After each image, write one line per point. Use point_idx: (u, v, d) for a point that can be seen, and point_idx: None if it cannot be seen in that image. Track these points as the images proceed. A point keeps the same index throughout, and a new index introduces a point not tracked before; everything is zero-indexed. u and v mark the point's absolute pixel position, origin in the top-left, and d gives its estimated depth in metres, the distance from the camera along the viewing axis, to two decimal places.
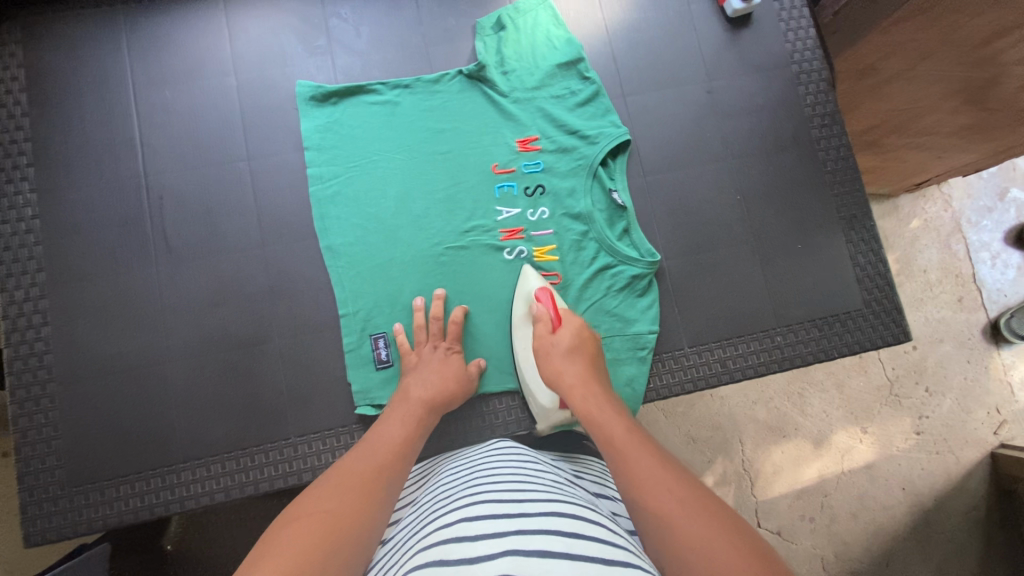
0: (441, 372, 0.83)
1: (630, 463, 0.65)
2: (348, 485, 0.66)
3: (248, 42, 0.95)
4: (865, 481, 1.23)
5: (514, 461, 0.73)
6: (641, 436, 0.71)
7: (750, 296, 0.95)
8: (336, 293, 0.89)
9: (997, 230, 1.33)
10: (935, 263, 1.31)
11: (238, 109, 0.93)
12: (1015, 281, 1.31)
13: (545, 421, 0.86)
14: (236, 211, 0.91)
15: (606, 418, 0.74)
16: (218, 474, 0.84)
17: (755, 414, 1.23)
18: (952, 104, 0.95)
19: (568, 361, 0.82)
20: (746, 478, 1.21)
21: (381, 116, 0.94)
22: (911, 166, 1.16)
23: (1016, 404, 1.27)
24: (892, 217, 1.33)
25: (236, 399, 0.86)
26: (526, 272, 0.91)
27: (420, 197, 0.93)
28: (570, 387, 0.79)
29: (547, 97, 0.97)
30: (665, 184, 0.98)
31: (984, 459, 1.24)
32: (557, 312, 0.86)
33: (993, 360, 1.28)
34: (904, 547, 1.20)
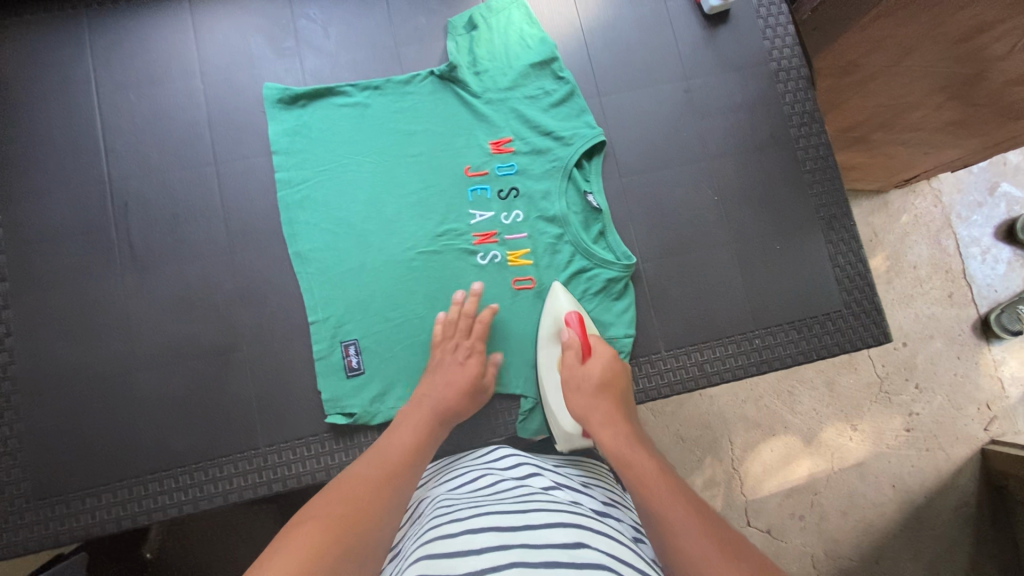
0: (460, 379, 0.81)
1: (663, 507, 0.64)
2: (356, 495, 0.64)
3: (214, 44, 0.93)
4: (855, 479, 1.22)
5: (516, 470, 0.72)
6: (676, 481, 0.69)
7: (730, 298, 0.94)
8: (306, 299, 0.88)
9: (987, 225, 1.31)
10: (925, 259, 1.30)
11: (205, 112, 0.92)
12: (1005, 276, 1.30)
13: (565, 443, 0.83)
14: (203, 217, 0.89)
15: (639, 459, 0.72)
16: (186, 485, 0.83)
17: (743, 413, 1.22)
18: (937, 100, 0.92)
19: (596, 398, 0.79)
20: (735, 477, 1.20)
21: (351, 118, 0.93)
22: (896, 165, 1.14)
23: (1007, 400, 1.26)
24: (881, 213, 1.31)
25: (204, 408, 0.85)
26: (556, 294, 0.88)
27: (391, 200, 0.91)
28: (599, 426, 0.77)
29: (521, 97, 0.96)
30: (641, 185, 0.96)
31: (974, 456, 1.23)
32: (587, 340, 0.83)
33: (983, 356, 1.27)
34: (894, 544, 1.19)
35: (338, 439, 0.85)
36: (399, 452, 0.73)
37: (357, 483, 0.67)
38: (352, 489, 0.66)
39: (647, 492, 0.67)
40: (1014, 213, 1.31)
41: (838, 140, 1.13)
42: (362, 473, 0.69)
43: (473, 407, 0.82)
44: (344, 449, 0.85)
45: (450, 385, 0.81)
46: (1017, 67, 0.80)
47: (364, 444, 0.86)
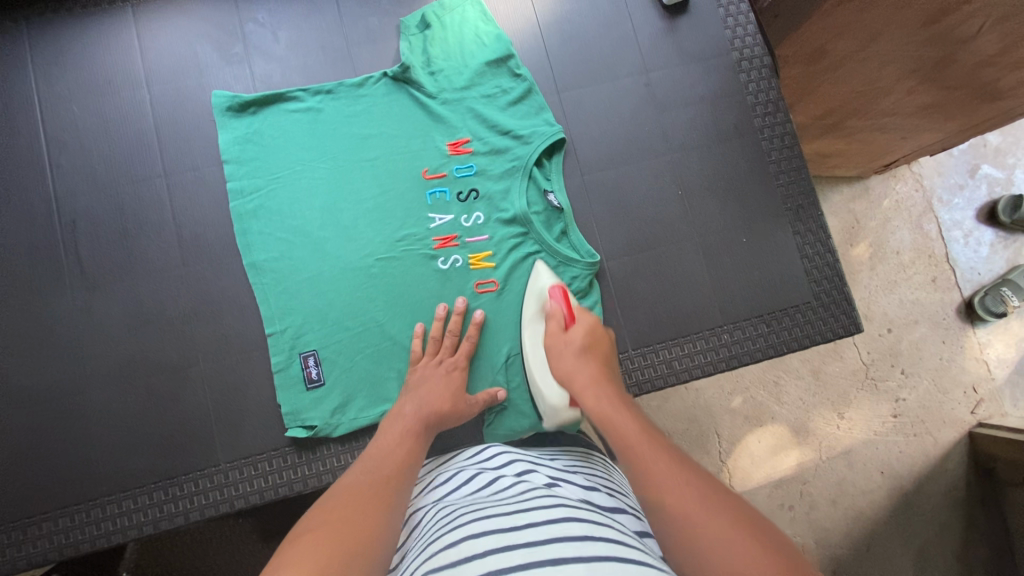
0: (444, 390, 0.79)
1: (651, 471, 0.58)
2: (338, 521, 0.56)
3: (160, 52, 0.91)
4: (844, 467, 1.21)
5: (513, 466, 0.66)
6: (662, 441, 0.64)
7: (698, 293, 0.93)
8: (263, 311, 0.86)
9: (968, 208, 1.30)
10: (907, 245, 1.28)
11: (153, 123, 0.90)
12: (988, 259, 1.28)
13: (552, 419, 0.80)
14: (155, 230, 0.87)
15: (621, 419, 0.68)
16: (146, 506, 0.81)
17: (728, 405, 1.21)
18: (908, 84, 0.90)
19: (580, 361, 0.77)
20: (724, 471, 1.19)
21: (304, 124, 0.91)
22: (871, 150, 1.12)
23: (993, 383, 1.25)
24: (862, 199, 1.30)
25: (162, 426, 0.83)
26: (538, 268, 0.87)
27: (348, 206, 0.89)
28: (582, 388, 0.74)
29: (477, 97, 0.93)
30: (604, 182, 0.94)
31: (962, 439, 1.22)
32: (570, 311, 0.82)
33: (968, 339, 1.26)
34: (885, 531, 1.18)
35: (300, 453, 0.84)
36: (379, 465, 0.67)
37: (339, 506, 0.59)
38: (332, 515, 0.57)
39: (629, 450, 0.63)
40: (996, 194, 1.30)
41: (813, 128, 1.09)
42: (347, 492, 0.62)
43: (461, 419, 0.79)
44: (306, 463, 0.83)
45: (435, 392, 0.78)
46: (990, 46, 0.77)
47: (328, 456, 0.84)
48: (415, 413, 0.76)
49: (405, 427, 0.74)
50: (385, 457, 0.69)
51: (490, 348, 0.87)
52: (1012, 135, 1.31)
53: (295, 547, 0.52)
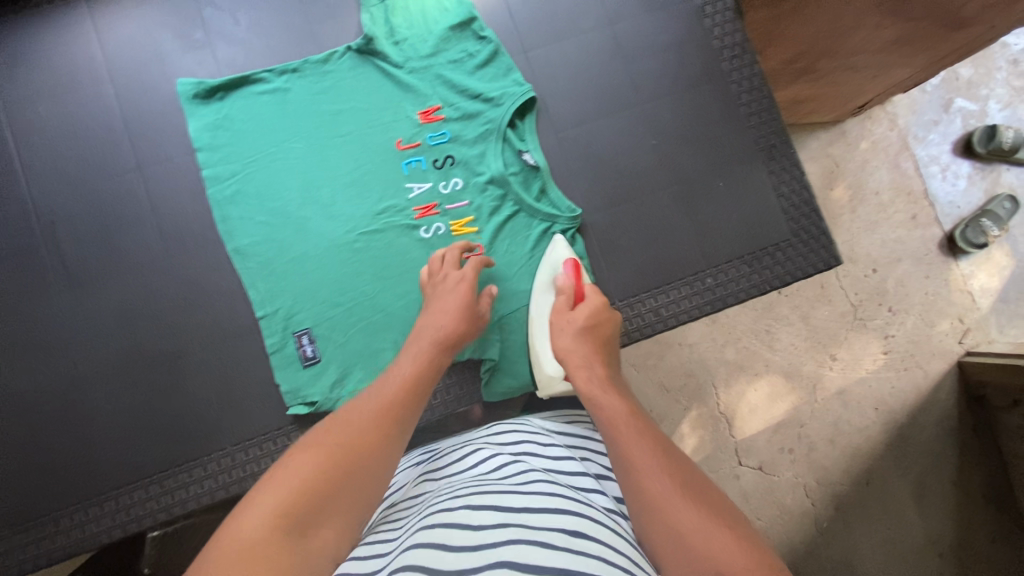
0: (455, 307, 0.79)
1: (641, 466, 0.59)
2: (337, 438, 0.59)
3: (121, 46, 0.90)
4: (838, 406, 1.24)
5: (515, 443, 0.68)
6: (645, 423, 0.68)
7: (679, 240, 0.94)
8: (252, 295, 0.86)
9: (945, 142, 1.32)
10: (886, 184, 1.30)
11: (120, 119, 0.89)
12: (966, 191, 1.31)
13: (546, 390, 0.84)
14: (135, 226, 0.87)
15: (609, 402, 0.70)
16: (157, 494, 0.82)
17: (723, 356, 1.24)
18: (874, 18, 0.87)
19: (578, 341, 0.79)
20: (723, 421, 1.22)
21: (273, 105, 0.90)
22: (846, 95, 1.12)
23: (979, 312, 1.27)
24: (839, 143, 1.31)
25: (163, 418, 0.84)
26: (556, 240, 0.90)
27: (325, 184, 0.90)
28: (576, 367, 0.76)
29: (444, 63, 0.93)
30: (577, 140, 0.95)
31: (951, 369, 1.25)
32: (579, 289, 0.85)
33: (952, 272, 1.28)
34: (882, 464, 1.22)
35: (303, 430, 0.85)
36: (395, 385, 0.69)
37: (341, 424, 0.61)
38: (331, 435, 0.59)
39: (616, 432, 0.65)
40: (970, 127, 1.32)
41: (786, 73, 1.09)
42: (347, 416, 0.62)
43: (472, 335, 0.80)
44: None
45: (446, 311, 0.79)
46: None
47: None
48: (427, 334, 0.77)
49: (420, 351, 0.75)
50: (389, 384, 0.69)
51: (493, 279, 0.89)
52: (983, 67, 1.32)
53: (287, 466, 0.55)
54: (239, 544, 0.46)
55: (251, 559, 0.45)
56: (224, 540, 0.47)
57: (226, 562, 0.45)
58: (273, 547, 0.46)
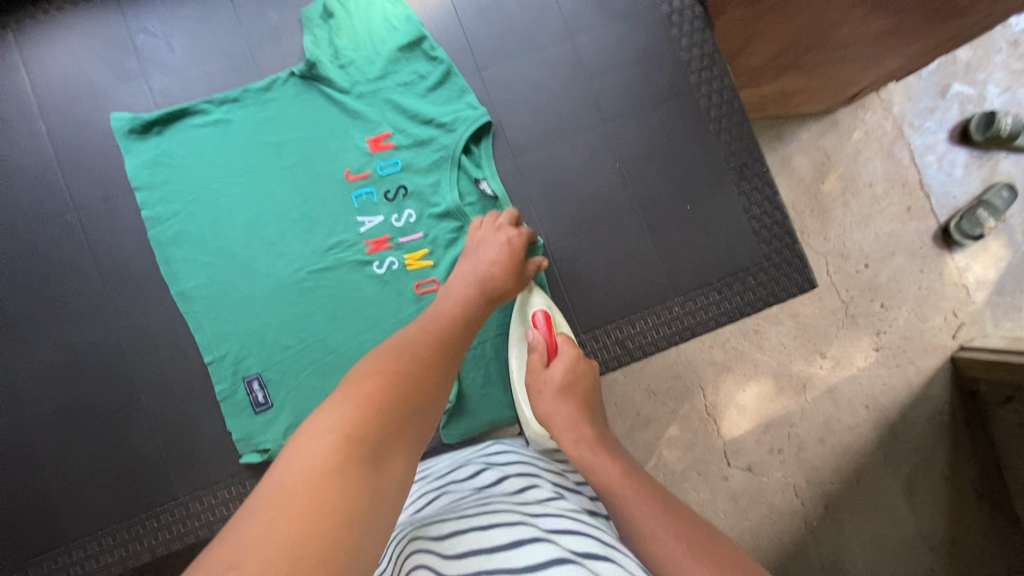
0: (506, 260, 0.78)
1: (648, 531, 0.58)
2: (394, 373, 0.56)
3: (51, 79, 0.86)
4: (829, 406, 1.16)
5: (514, 464, 0.70)
6: (642, 479, 0.67)
7: (645, 267, 0.90)
8: (199, 339, 0.83)
9: (941, 130, 1.22)
10: (880, 176, 1.21)
11: (54, 157, 0.85)
12: (963, 180, 1.21)
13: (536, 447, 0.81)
14: (74, 271, 0.84)
15: (602, 462, 0.69)
16: (112, 547, 0.80)
17: (711, 357, 1.16)
18: (859, 12, 0.76)
19: (560, 402, 0.76)
20: (711, 422, 1.15)
21: (213, 138, 0.86)
22: (836, 86, 1.02)
23: (973, 306, 1.19)
24: (831, 135, 1.21)
25: (113, 468, 0.82)
26: (528, 290, 0.87)
27: (271, 220, 0.86)
28: (561, 430, 0.74)
29: (394, 86, 0.88)
30: (537, 165, 0.90)
31: (944, 365, 1.17)
32: (552, 341, 0.82)
33: (946, 265, 1.19)
34: (872, 462, 1.15)
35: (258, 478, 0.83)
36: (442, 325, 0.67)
37: (395, 360, 0.58)
38: (387, 369, 0.57)
39: (616, 496, 0.64)
40: (968, 113, 1.22)
41: (768, 69, 0.97)
42: (399, 356, 0.59)
43: (513, 292, 0.79)
44: None
45: (495, 262, 0.77)
46: None
47: None
48: (473, 279, 0.75)
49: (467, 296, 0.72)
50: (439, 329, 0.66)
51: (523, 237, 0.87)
52: (982, 49, 1.21)
53: (348, 394, 0.52)
54: (309, 467, 0.44)
55: (326, 486, 0.42)
56: (291, 463, 0.45)
57: (296, 488, 0.42)
58: (348, 474, 0.44)
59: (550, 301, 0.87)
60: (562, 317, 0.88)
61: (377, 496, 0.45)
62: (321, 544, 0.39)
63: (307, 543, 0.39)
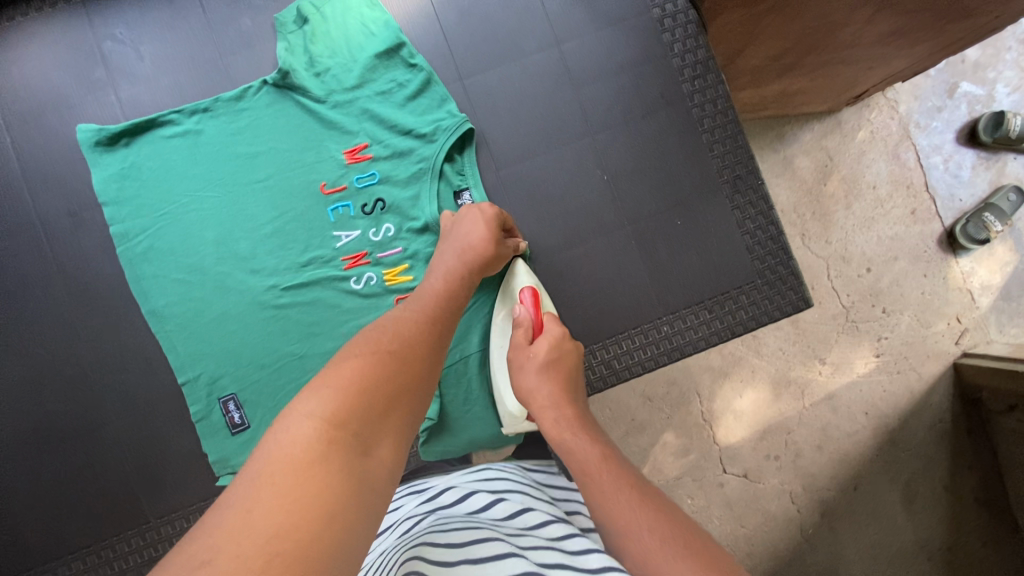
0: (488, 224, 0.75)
1: (623, 519, 0.58)
2: (383, 349, 0.55)
3: (16, 88, 0.82)
4: (827, 413, 1.13)
5: (509, 490, 0.66)
6: (621, 462, 0.66)
7: (633, 285, 0.87)
8: (171, 359, 0.81)
9: (948, 131, 1.17)
10: (884, 177, 1.17)
11: (21, 169, 0.82)
12: (970, 182, 1.17)
13: (511, 427, 0.82)
14: (43, 287, 0.81)
15: (580, 444, 0.68)
16: (82, 570, 0.78)
17: (708, 362, 1.13)
18: (864, 13, 0.73)
19: (542, 379, 0.74)
20: (706, 428, 1.12)
21: (183, 150, 0.82)
22: (838, 84, 0.98)
23: (978, 311, 1.15)
24: (835, 135, 1.17)
25: (83, 490, 0.80)
26: (516, 268, 0.83)
27: (243, 235, 0.82)
28: (542, 407, 0.73)
29: (371, 94, 0.84)
30: (521, 176, 0.87)
31: (947, 372, 1.13)
32: (538, 318, 0.79)
33: (950, 269, 1.15)
34: (871, 470, 1.12)
35: None
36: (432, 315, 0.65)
37: (386, 337, 0.57)
38: (369, 348, 0.55)
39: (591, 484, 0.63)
40: (976, 113, 1.17)
41: (767, 71, 0.93)
42: (384, 336, 0.58)
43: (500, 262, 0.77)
44: None
45: (478, 226, 0.75)
46: None
47: None
48: (457, 252, 0.74)
49: (454, 270, 0.72)
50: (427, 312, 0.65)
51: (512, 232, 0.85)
52: (992, 47, 1.16)
53: (330, 377, 0.50)
54: (296, 449, 0.42)
55: (309, 474, 0.41)
56: (275, 447, 0.43)
57: (276, 477, 0.40)
58: (331, 463, 0.42)
59: (537, 280, 0.84)
60: (549, 297, 0.85)
61: (364, 484, 0.43)
62: (302, 539, 0.37)
63: (286, 539, 0.37)
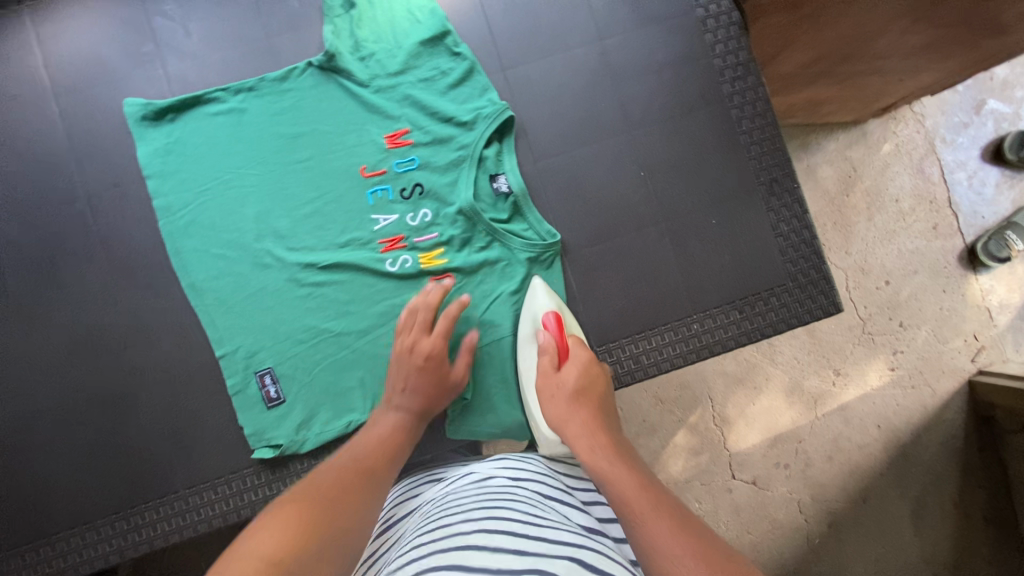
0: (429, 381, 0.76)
1: (668, 558, 0.52)
2: (321, 497, 0.58)
3: (65, 59, 0.84)
4: (839, 424, 1.13)
5: (524, 474, 0.69)
6: (661, 495, 0.61)
7: (665, 281, 0.87)
8: (207, 332, 0.82)
9: (973, 147, 1.17)
10: (907, 191, 1.16)
11: (66, 137, 0.83)
12: (993, 200, 1.16)
13: (546, 448, 0.79)
14: (83, 255, 0.82)
15: (620, 473, 0.64)
16: (110, 536, 0.79)
17: (722, 368, 1.13)
18: (901, 23, 0.73)
19: (573, 407, 0.74)
20: (717, 433, 1.12)
21: (228, 127, 0.83)
22: (866, 96, 0.99)
23: (995, 329, 1.14)
24: (859, 146, 1.17)
25: (113, 456, 0.81)
26: (536, 290, 0.82)
27: (283, 213, 0.83)
28: (575, 436, 0.71)
29: (414, 81, 0.85)
30: (559, 168, 0.87)
31: (961, 389, 1.13)
32: (563, 342, 0.78)
33: (970, 286, 1.15)
34: (881, 483, 1.12)
35: (263, 473, 0.81)
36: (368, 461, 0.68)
37: (322, 488, 0.60)
38: (305, 499, 0.57)
39: (631, 514, 0.58)
40: (1002, 131, 1.16)
41: (797, 78, 0.93)
42: (322, 482, 0.61)
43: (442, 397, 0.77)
44: (269, 483, 0.81)
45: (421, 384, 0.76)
46: None
47: (297, 473, 0.82)
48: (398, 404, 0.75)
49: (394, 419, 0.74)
50: (372, 461, 0.68)
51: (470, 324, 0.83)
52: (1021, 66, 1.16)
53: (273, 521, 0.52)
54: None
55: None
56: None
57: None
58: None
59: (558, 301, 0.83)
60: (570, 316, 0.84)
61: None
62: None
63: None
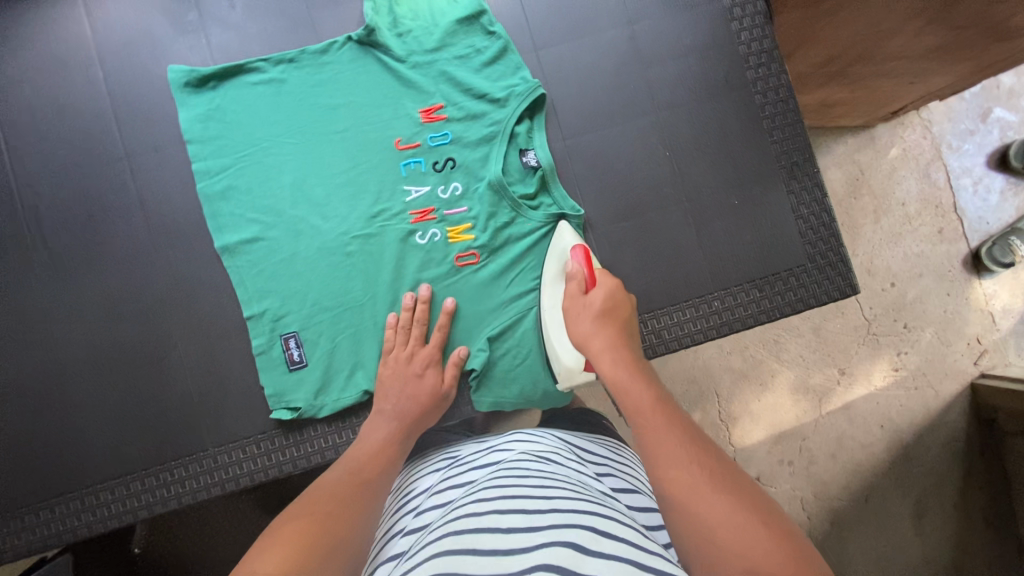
0: (419, 394, 0.78)
1: (670, 461, 0.56)
2: (320, 513, 0.59)
3: (111, 25, 0.86)
4: (843, 422, 1.14)
5: (536, 449, 0.67)
6: (675, 412, 0.64)
7: (688, 259, 0.89)
8: (239, 294, 0.83)
9: (979, 153, 1.20)
10: (914, 196, 1.19)
11: (108, 102, 0.85)
12: (998, 207, 1.19)
13: (566, 381, 0.80)
14: (120, 217, 0.84)
15: (636, 389, 0.67)
16: (138, 492, 0.81)
17: (728, 363, 1.14)
18: (916, 25, 0.78)
19: (599, 326, 0.75)
20: (722, 429, 1.13)
21: (268, 96, 0.86)
22: (875, 101, 1.01)
23: (998, 333, 1.17)
24: (868, 149, 1.19)
25: (143, 414, 0.82)
26: (563, 229, 0.85)
27: (318, 181, 0.85)
28: (597, 352, 0.73)
29: (450, 58, 0.88)
30: (587, 147, 0.90)
31: (963, 391, 1.15)
32: (592, 272, 0.79)
33: (973, 290, 1.17)
34: (882, 484, 1.13)
35: (287, 435, 0.83)
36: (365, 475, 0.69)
37: (318, 503, 0.61)
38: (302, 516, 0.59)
39: (643, 423, 0.63)
40: (1008, 139, 1.20)
41: (812, 76, 0.96)
42: (319, 497, 0.63)
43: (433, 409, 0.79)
44: (295, 445, 0.83)
45: (411, 398, 0.78)
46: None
47: (315, 437, 0.83)
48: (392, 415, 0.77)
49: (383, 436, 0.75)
50: (368, 473, 0.69)
51: (466, 334, 0.84)
52: None
53: (273, 544, 0.54)
54: None
55: None
56: None
57: None
58: None
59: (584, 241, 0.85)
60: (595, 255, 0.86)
61: None
62: None
63: None
